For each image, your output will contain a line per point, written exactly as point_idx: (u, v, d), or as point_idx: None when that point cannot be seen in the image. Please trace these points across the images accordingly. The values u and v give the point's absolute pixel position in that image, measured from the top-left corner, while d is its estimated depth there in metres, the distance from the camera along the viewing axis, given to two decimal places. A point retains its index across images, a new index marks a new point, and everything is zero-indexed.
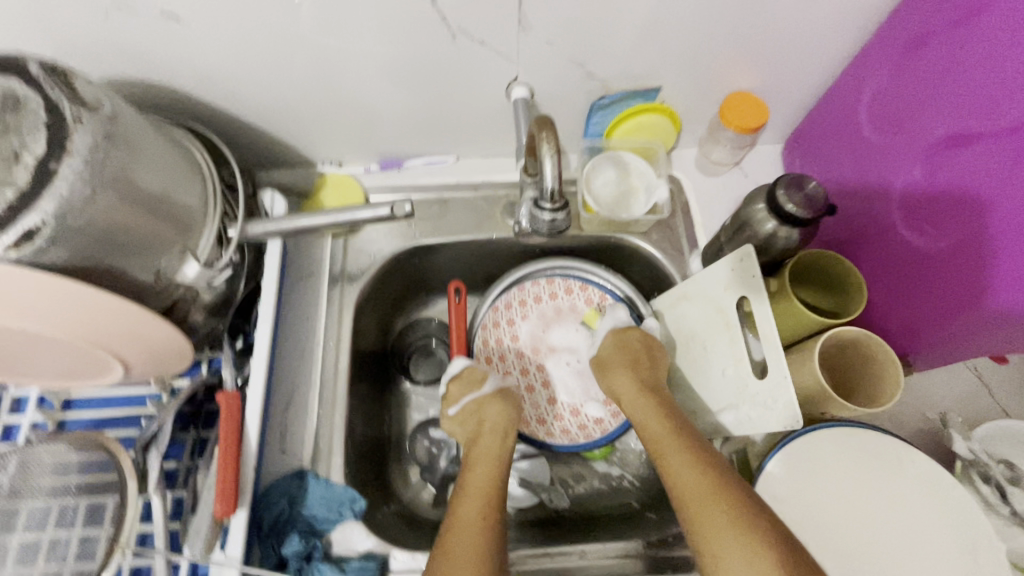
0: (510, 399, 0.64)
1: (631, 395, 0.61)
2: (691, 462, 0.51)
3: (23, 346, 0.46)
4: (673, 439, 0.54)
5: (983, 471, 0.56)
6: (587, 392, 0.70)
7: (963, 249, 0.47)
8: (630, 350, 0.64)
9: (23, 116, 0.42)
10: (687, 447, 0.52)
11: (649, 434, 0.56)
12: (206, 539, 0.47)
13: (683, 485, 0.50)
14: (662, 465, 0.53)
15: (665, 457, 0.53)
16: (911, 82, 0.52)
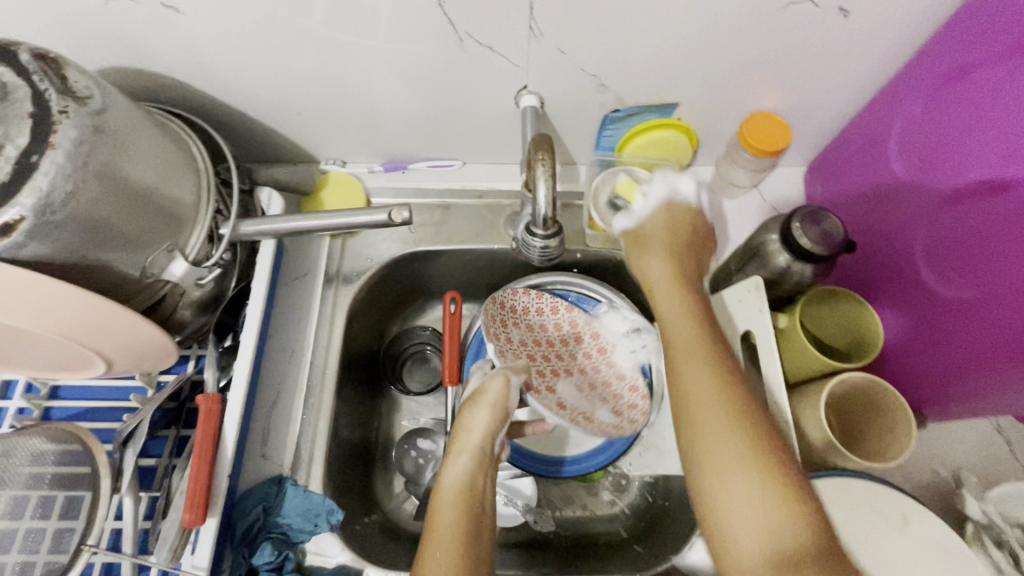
0: (496, 404, 0.55)
1: (661, 283, 0.52)
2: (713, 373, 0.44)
3: (2, 337, 0.45)
4: (699, 342, 0.46)
5: (996, 536, 0.51)
6: (595, 400, 0.65)
7: (992, 301, 0.43)
8: (672, 278, 0.52)
9: (9, 106, 0.41)
10: (712, 359, 0.45)
11: (669, 325, 0.49)
12: (172, 548, 0.46)
13: (697, 395, 0.44)
14: (677, 370, 0.46)
15: (685, 363, 0.46)
16: (945, 117, 0.48)
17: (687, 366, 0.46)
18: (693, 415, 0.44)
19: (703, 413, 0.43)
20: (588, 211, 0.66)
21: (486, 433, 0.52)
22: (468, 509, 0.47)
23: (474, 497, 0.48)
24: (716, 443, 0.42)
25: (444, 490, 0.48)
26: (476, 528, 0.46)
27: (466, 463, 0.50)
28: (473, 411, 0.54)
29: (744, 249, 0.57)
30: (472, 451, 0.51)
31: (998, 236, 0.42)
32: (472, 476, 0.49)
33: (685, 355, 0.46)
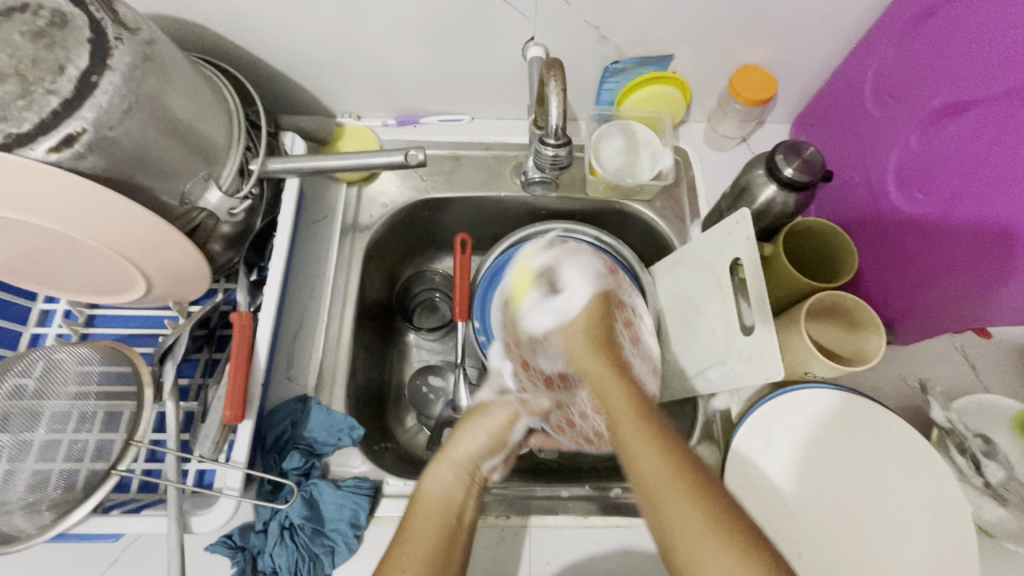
0: (494, 430, 0.58)
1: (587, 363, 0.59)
2: (659, 453, 0.46)
3: (61, 247, 0.50)
4: (640, 431, 0.49)
5: (959, 442, 0.57)
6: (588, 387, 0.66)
7: (953, 214, 0.49)
8: (596, 360, 0.59)
9: (68, 32, 0.45)
10: (653, 439, 0.48)
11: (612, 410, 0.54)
12: (215, 441, 0.52)
13: (644, 465, 0.46)
14: (628, 457, 0.48)
15: (632, 448, 0.48)
16: (916, 56, 0.53)
17: (640, 452, 0.47)
18: (654, 490, 0.44)
19: (671, 504, 0.43)
20: (588, 161, 0.71)
21: (471, 452, 0.55)
22: (443, 519, 0.49)
23: (448, 510, 0.50)
24: (687, 529, 0.41)
25: (425, 498, 0.51)
26: (451, 545, 0.48)
27: (448, 476, 0.53)
28: (470, 428, 0.57)
29: (734, 188, 0.62)
30: (453, 463, 0.54)
31: (971, 154, 0.47)
32: (450, 492, 0.52)
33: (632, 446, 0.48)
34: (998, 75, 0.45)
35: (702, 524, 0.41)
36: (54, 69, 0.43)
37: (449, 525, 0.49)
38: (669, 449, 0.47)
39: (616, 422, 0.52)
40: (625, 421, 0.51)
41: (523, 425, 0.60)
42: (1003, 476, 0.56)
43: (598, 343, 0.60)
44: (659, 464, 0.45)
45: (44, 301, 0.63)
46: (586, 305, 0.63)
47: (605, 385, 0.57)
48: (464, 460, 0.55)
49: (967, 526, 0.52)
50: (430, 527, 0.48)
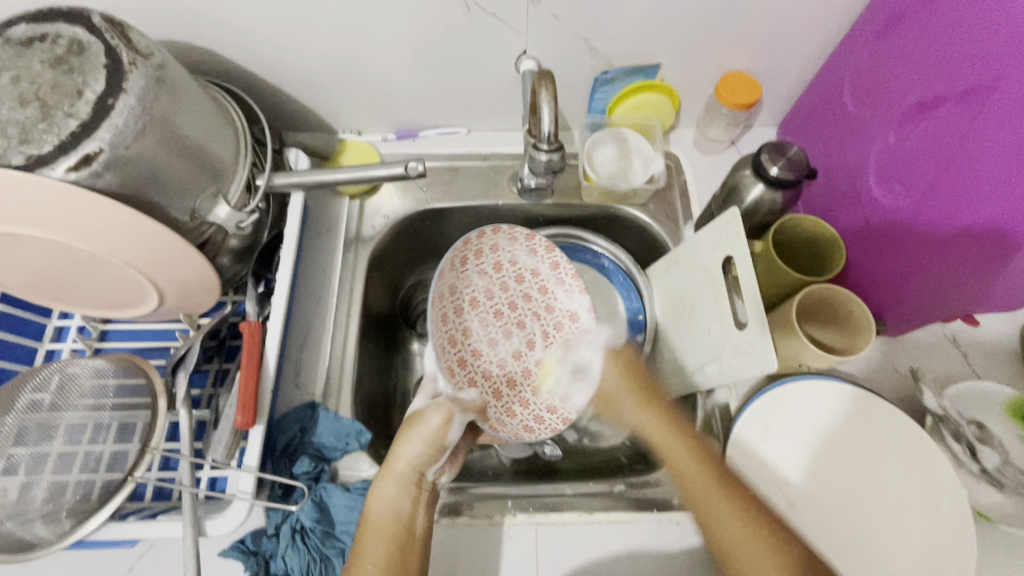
0: (430, 437, 0.55)
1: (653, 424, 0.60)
2: (743, 521, 0.51)
3: (77, 262, 0.52)
4: (720, 497, 0.52)
5: (954, 429, 0.59)
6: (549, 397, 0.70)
7: (929, 205, 0.52)
8: (655, 420, 0.60)
9: (85, 58, 0.47)
10: (734, 507, 0.52)
11: (676, 464, 0.56)
12: (227, 447, 0.54)
13: (725, 531, 0.51)
14: (706, 523, 0.52)
15: (711, 514, 0.52)
16: (888, 58, 0.56)
17: (710, 504, 0.52)
18: (733, 555, 0.50)
19: (723, 526, 0.51)
20: (582, 168, 0.73)
21: (411, 460, 0.53)
22: (392, 534, 0.51)
23: (398, 524, 0.52)
24: (747, 552, 0.50)
25: (373, 517, 0.52)
26: (406, 555, 0.50)
27: (393, 490, 0.53)
28: (407, 438, 0.55)
29: (722, 190, 0.65)
30: (394, 476, 0.53)
31: (942, 149, 0.50)
32: (399, 506, 0.52)
33: (710, 509, 0.52)
34: (964, 73, 0.47)
35: (765, 552, 0.49)
36: (72, 93, 0.46)
37: (401, 534, 0.51)
38: (750, 516, 0.51)
39: (686, 481, 0.54)
40: (688, 469, 0.55)
41: (456, 429, 0.57)
42: (999, 461, 0.58)
43: (638, 392, 0.63)
44: (733, 520, 0.51)
45: (58, 318, 0.66)
46: (609, 358, 0.67)
47: (660, 441, 0.59)
48: (405, 471, 0.53)
49: (964, 511, 0.53)
50: (382, 548, 0.50)
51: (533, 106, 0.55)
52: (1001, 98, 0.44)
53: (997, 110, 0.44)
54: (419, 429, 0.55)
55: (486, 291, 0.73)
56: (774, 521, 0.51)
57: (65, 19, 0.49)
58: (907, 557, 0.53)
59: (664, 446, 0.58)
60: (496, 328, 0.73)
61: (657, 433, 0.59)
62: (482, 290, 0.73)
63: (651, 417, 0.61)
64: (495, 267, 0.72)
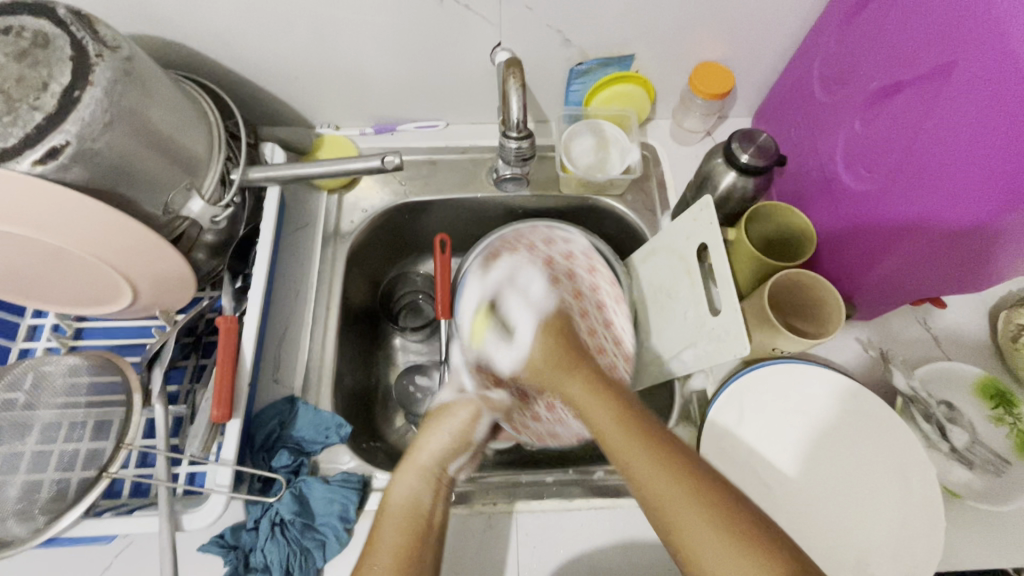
0: (458, 430, 0.58)
1: (574, 391, 0.55)
2: (657, 462, 0.45)
3: (48, 257, 0.52)
4: (641, 444, 0.47)
5: (923, 409, 0.60)
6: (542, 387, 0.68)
7: (893, 186, 0.53)
8: (586, 383, 0.55)
9: (51, 51, 0.47)
10: (655, 453, 0.46)
11: (597, 428, 0.51)
12: (203, 440, 0.54)
13: (639, 472, 0.46)
14: (625, 469, 0.47)
15: (630, 460, 0.47)
16: (856, 44, 0.57)
17: (679, 511, 0.42)
18: (660, 500, 0.44)
19: (671, 501, 0.43)
20: (559, 159, 0.73)
21: (436, 452, 0.55)
22: (411, 524, 0.49)
23: (418, 515, 0.50)
24: (688, 526, 0.42)
25: (393, 508, 0.50)
26: (422, 546, 0.48)
27: (414, 481, 0.53)
28: (434, 430, 0.57)
29: (695, 178, 0.66)
30: (419, 467, 0.54)
31: (907, 130, 0.51)
32: (419, 494, 0.52)
33: (634, 461, 0.46)
34: (927, 54, 0.48)
35: (688, 500, 0.42)
36: (38, 87, 0.46)
37: (419, 525, 0.49)
38: (663, 455, 0.46)
39: (610, 444, 0.49)
40: (614, 438, 0.49)
41: (482, 427, 0.60)
42: (969, 440, 0.60)
43: (565, 366, 0.57)
44: (673, 487, 0.43)
45: (32, 316, 0.65)
46: (540, 328, 0.62)
47: (595, 423, 0.51)
48: (429, 463, 0.54)
49: (934, 488, 0.55)
50: (400, 537, 0.48)
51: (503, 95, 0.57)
52: (964, 75, 0.44)
53: (960, 88, 0.45)
54: (452, 424, 0.58)
55: (506, 282, 0.71)
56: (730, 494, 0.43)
57: (31, 11, 0.48)
58: (880, 534, 0.54)
59: (604, 433, 0.50)
60: (518, 309, 0.71)
61: (580, 399, 0.54)
62: (504, 278, 0.72)
63: (586, 387, 0.54)
64: (509, 261, 0.73)
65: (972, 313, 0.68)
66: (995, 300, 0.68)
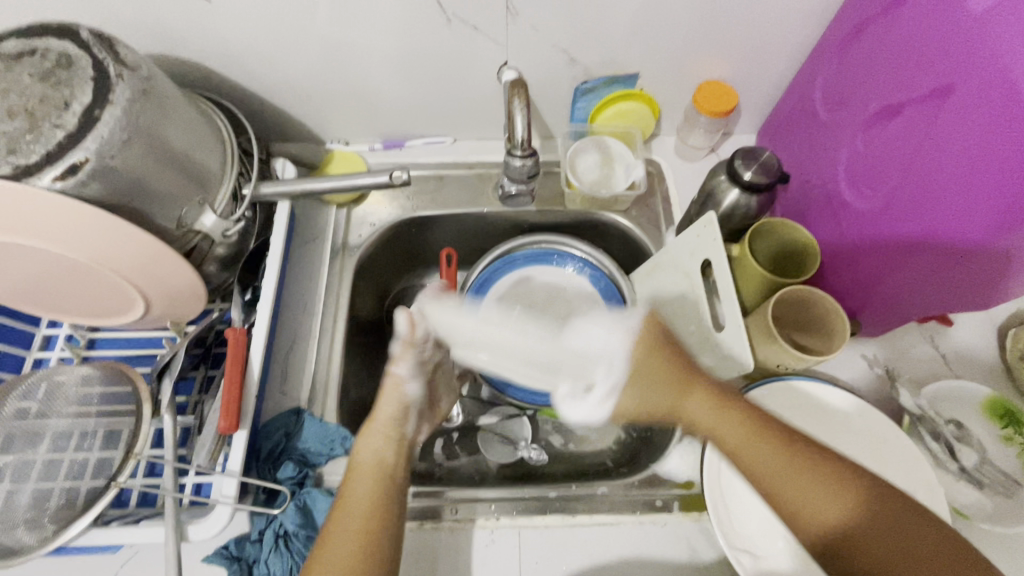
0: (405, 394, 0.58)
1: (710, 420, 0.52)
2: (833, 489, 0.46)
3: (65, 269, 0.53)
4: (785, 462, 0.48)
5: (932, 428, 0.60)
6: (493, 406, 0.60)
7: (895, 204, 0.53)
8: (716, 406, 0.52)
9: (74, 71, 0.49)
10: (815, 469, 0.47)
11: (725, 442, 0.51)
12: (211, 450, 0.55)
13: (810, 502, 0.46)
14: (772, 488, 0.47)
15: (779, 480, 0.47)
16: (856, 65, 0.58)
17: (813, 502, 0.46)
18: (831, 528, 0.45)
19: (862, 532, 0.44)
20: (564, 175, 0.74)
21: (394, 414, 0.57)
22: (378, 479, 0.52)
23: (384, 469, 0.53)
24: (880, 542, 0.44)
25: (359, 464, 0.53)
26: (388, 503, 0.51)
27: (380, 441, 0.55)
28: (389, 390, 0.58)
29: (699, 195, 0.67)
30: (377, 425, 0.56)
31: (910, 149, 0.51)
32: (382, 455, 0.54)
33: (785, 486, 0.47)
34: (926, 76, 0.49)
35: (829, 489, 0.46)
36: (60, 105, 0.48)
37: (384, 479, 0.52)
38: (825, 472, 0.46)
39: (745, 462, 0.49)
40: (740, 447, 0.50)
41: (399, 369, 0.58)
42: (978, 460, 0.59)
43: (669, 382, 0.55)
44: (888, 532, 0.44)
45: (47, 327, 0.66)
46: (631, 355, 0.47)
47: (710, 424, 0.52)
48: (389, 422, 0.56)
49: (942, 508, 0.54)
50: (366, 484, 0.52)
51: (508, 113, 0.59)
52: (961, 96, 0.45)
53: (957, 108, 0.45)
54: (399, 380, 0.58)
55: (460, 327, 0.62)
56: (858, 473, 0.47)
57: (55, 34, 0.51)
58: None
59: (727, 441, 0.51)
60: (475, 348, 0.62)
61: (716, 429, 0.52)
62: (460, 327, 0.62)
63: (711, 408, 0.53)
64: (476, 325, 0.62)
65: (981, 329, 0.67)
66: (1004, 318, 0.68)
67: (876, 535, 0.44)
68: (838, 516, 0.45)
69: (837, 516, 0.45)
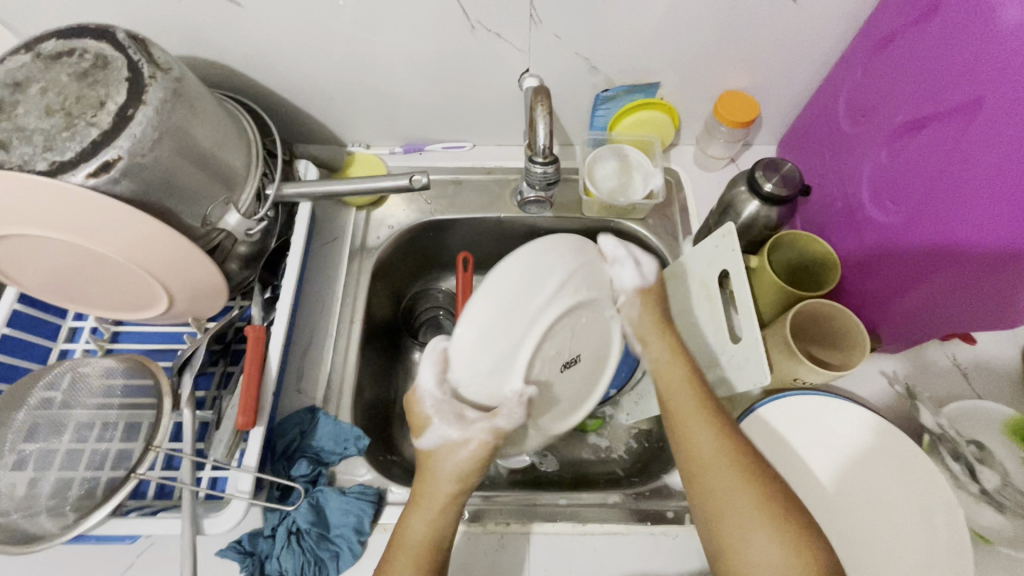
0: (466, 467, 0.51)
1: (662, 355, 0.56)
2: (720, 447, 0.50)
3: (93, 263, 0.54)
4: (696, 414, 0.52)
5: (952, 447, 0.59)
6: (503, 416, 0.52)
7: (920, 220, 0.52)
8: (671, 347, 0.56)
9: (109, 72, 0.50)
10: (714, 428, 0.51)
11: (660, 370, 0.56)
12: (227, 446, 0.55)
13: (698, 446, 0.51)
14: (680, 435, 0.52)
15: (686, 429, 0.52)
16: (882, 78, 0.58)
17: (701, 447, 0.51)
18: (704, 480, 0.50)
19: (722, 493, 0.48)
20: (582, 182, 0.74)
21: (446, 486, 0.51)
22: (423, 561, 0.49)
23: (434, 551, 0.50)
24: (732, 508, 0.47)
25: (403, 540, 0.50)
26: None
27: (427, 516, 0.50)
28: (446, 457, 0.51)
29: (720, 204, 0.66)
30: (427, 499, 0.51)
31: (937, 164, 0.50)
32: (432, 535, 0.50)
33: (689, 426, 0.52)
34: (956, 91, 0.48)
35: (721, 453, 0.50)
36: (96, 105, 0.49)
37: (433, 554, 0.49)
38: (725, 437, 0.51)
39: (669, 392, 0.55)
40: (675, 380, 0.55)
41: (432, 432, 0.49)
42: (999, 482, 0.57)
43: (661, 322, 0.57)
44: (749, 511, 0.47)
45: (73, 319, 0.68)
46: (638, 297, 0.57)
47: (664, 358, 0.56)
48: (441, 495, 0.51)
49: (961, 530, 0.53)
50: (409, 567, 0.48)
51: (531, 121, 0.59)
52: (993, 111, 0.44)
53: (988, 125, 0.45)
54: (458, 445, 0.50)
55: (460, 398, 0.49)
56: (775, 480, 0.48)
57: (94, 35, 0.52)
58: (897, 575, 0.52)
59: (668, 379, 0.55)
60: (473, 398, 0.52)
61: (664, 363, 0.56)
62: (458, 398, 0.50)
63: (667, 347, 0.56)
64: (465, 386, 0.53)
65: (1005, 349, 0.66)
66: None
67: (728, 505, 0.48)
68: (708, 465, 0.50)
69: (711, 460, 0.50)
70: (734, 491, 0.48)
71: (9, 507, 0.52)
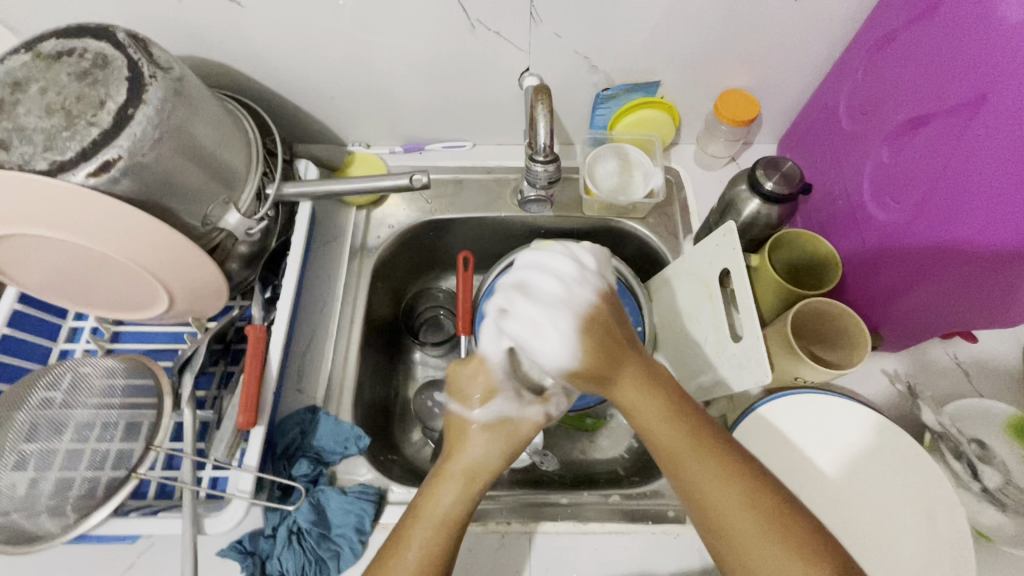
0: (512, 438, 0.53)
1: (630, 393, 0.50)
2: (727, 484, 0.47)
3: (93, 262, 0.54)
4: (691, 453, 0.48)
5: (954, 446, 0.59)
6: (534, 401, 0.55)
7: (921, 217, 0.52)
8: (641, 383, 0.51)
9: (109, 71, 0.50)
10: (715, 463, 0.48)
11: (642, 422, 0.50)
12: (228, 445, 0.56)
13: (702, 486, 0.47)
14: (679, 476, 0.48)
15: (684, 471, 0.48)
16: (882, 76, 0.58)
17: (706, 487, 0.47)
18: (716, 525, 0.47)
19: (739, 533, 0.46)
20: (582, 182, 0.74)
21: (485, 456, 0.52)
22: (449, 532, 0.48)
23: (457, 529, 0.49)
24: (755, 552, 0.45)
25: (429, 507, 0.49)
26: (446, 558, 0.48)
27: (457, 487, 0.50)
28: (487, 435, 0.53)
29: (720, 203, 0.66)
30: (460, 471, 0.51)
31: (938, 161, 0.50)
32: (461, 507, 0.49)
33: (686, 464, 0.48)
34: (956, 88, 0.48)
35: (729, 492, 0.47)
36: (96, 104, 0.49)
37: (457, 527, 0.49)
38: (730, 473, 0.47)
39: (653, 439, 0.49)
40: (661, 434, 0.49)
41: (487, 404, 0.53)
42: (1000, 481, 0.57)
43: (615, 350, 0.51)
44: (773, 556, 0.45)
45: (73, 319, 0.68)
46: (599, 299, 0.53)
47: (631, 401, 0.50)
48: (479, 466, 0.51)
49: (962, 529, 0.53)
50: (427, 538, 0.48)
51: (531, 119, 0.59)
52: (994, 108, 0.44)
53: (988, 122, 0.45)
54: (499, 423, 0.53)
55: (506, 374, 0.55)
56: (775, 494, 0.47)
57: (93, 35, 0.52)
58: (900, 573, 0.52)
59: (647, 424, 0.50)
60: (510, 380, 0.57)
61: (639, 410, 0.50)
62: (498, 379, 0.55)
63: (640, 388, 0.50)
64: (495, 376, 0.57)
65: (1006, 347, 0.66)
66: None
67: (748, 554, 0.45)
68: (717, 509, 0.47)
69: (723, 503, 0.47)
70: (754, 534, 0.45)
71: (8, 508, 0.52)
